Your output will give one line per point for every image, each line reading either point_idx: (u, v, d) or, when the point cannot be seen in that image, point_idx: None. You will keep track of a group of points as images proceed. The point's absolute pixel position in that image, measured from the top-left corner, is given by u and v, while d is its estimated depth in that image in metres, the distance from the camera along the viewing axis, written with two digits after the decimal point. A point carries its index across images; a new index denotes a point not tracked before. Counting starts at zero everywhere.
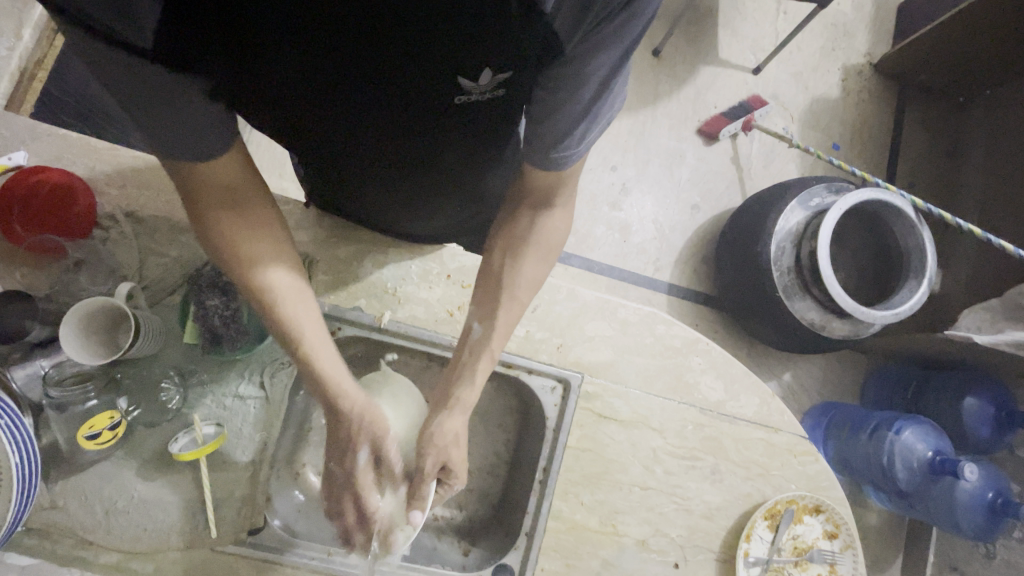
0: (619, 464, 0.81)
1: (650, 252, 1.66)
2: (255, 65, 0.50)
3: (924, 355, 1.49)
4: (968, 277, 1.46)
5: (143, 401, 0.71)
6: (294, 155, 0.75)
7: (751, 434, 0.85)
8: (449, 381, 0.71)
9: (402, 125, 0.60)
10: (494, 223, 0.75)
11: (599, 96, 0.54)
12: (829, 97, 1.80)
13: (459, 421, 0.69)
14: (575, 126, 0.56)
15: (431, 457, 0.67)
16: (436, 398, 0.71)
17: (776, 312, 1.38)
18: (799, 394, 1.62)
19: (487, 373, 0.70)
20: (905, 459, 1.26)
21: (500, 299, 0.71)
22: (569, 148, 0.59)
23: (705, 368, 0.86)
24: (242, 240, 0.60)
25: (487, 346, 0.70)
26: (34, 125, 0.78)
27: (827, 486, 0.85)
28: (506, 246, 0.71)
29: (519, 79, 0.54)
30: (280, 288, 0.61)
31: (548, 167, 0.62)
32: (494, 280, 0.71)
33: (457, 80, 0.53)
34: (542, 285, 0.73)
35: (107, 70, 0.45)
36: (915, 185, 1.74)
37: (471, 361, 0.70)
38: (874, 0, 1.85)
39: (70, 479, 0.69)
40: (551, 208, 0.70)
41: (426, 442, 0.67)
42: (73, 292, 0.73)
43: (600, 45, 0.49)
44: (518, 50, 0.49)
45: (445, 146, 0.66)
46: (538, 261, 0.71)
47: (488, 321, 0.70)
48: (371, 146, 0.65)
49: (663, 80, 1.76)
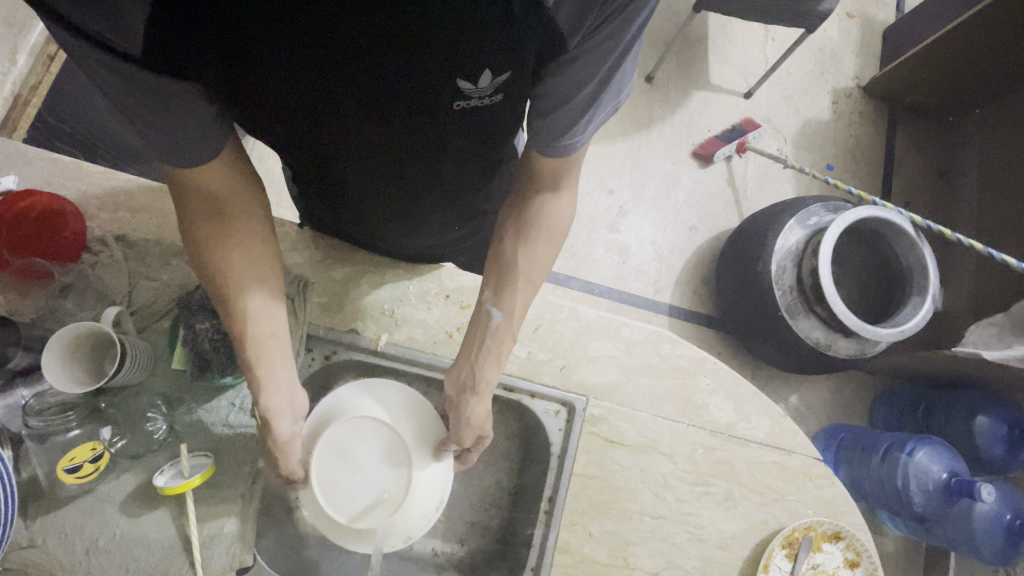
0: (628, 492, 0.78)
1: (650, 273, 1.65)
2: (245, 73, 0.49)
3: (932, 374, 1.46)
4: (969, 293, 1.45)
5: (128, 432, 0.68)
6: (289, 170, 0.74)
7: (764, 457, 0.81)
8: (472, 364, 0.69)
9: (396, 136, 0.59)
10: (501, 213, 0.73)
11: (603, 86, 0.54)
12: (821, 119, 1.82)
13: (487, 403, 0.68)
14: (579, 116, 0.56)
15: (469, 433, 0.67)
16: (458, 383, 0.70)
17: (779, 331, 1.36)
18: (806, 416, 1.59)
19: (510, 354, 0.71)
20: (921, 482, 1.21)
21: (514, 281, 0.69)
22: (576, 135, 0.58)
23: (713, 389, 0.83)
24: (220, 247, 0.59)
25: (508, 330, 0.70)
26: (25, 150, 0.77)
27: (846, 510, 0.81)
28: (518, 232, 0.69)
29: (519, 80, 0.53)
30: (246, 292, 0.61)
31: (554, 154, 0.62)
32: (505, 266, 0.70)
33: (456, 84, 0.52)
34: (550, 267, 0.71)
35: (103, 76, 0.44)
36: (911, 202, 1.75)
37: (493, 345, 0.69)
38: (860, 26, 1.90)
39: (48, 516, 0.64)
40: (558, 191, 0.68)
41: (467, 427, 0.66)
42: (60, 319, 0.70)
43: (603, 40, 0.49)
44: (518, 48, 0.49)
45: (444, 157, 0.65)
46: (549, 246, 0.69)
47: (508, 305, 0.69)
48: (362, 157, 0.63)
49: (656, 105, 1.78)
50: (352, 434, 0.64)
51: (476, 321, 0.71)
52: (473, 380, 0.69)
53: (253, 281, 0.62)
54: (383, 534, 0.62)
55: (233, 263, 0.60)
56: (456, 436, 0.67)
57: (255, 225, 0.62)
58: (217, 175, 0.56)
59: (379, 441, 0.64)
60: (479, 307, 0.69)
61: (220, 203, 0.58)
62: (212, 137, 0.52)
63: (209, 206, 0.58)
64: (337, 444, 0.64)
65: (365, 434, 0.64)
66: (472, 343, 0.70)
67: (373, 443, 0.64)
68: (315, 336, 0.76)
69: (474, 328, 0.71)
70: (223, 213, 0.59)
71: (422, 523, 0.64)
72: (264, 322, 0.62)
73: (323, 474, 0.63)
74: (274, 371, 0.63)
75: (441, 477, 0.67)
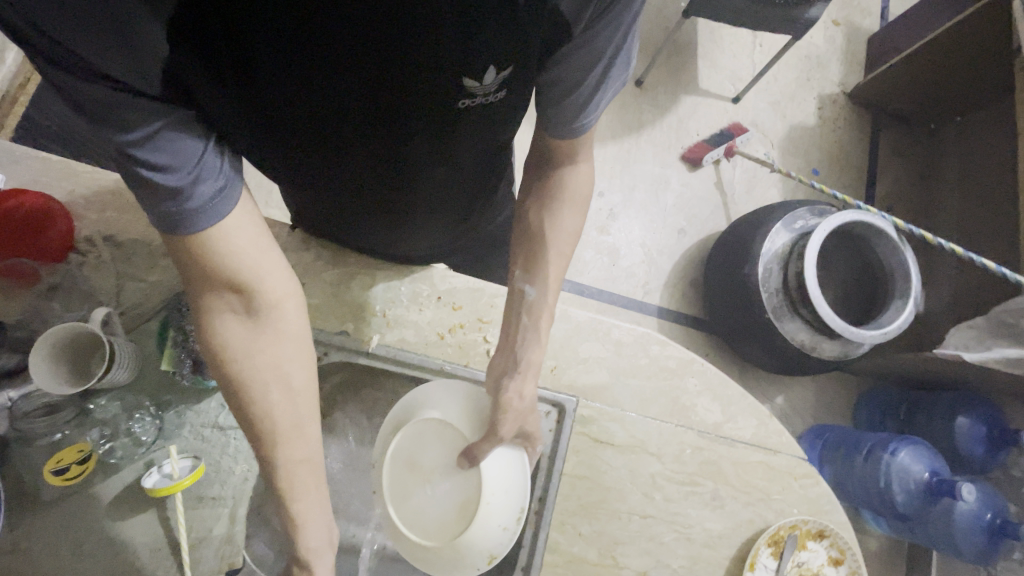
0: (617, 492, 0.79)
1: (639, 275, 1.67)
2: (252, 68, 0.50)
3: (914, 375, 1.49)
4: (950, 296, 1.49)
5: (115, 435, 0.67)
6: (281, 180, 0.75)
7: (750, 457, 0.83)
8: (512, 346, 0.72)
9: (402, 139, 0.61)
10: (519, 190, 0.77)
11: (608, 68, 0.58)
12: (806, 124, 1.85)
13: (532, 386, 0.71)
14: (589, 99, 0.60)
15: (509, 424, 0.66)
16: (502, 365, 0.72)
17: (765, 333, 1.38)
18: (792, 417, 1.61)
19: (548, 332, 0.73)
20: (903, 481, 1.25)
21: (545, 256, 0.73)
22: (587, 116, 0.63)
23: (701, 390, 0.84)
24: (233, 329, 0.59)
25: (543, 304, 0.73)
26: (11, 149, 0.75)
27: (829, 509, 0.82)
28: (542, 205, 0.73)
29: (521, 74, 0.56)
30: (260, 377, 0.60)
31: (565, 134, 0.66)
32: (534, 238, 0.74)
33: (462, 81, 0.54)
34: (578, 235, 0.75)
35: (107, 114, 0.45)
36: (894, 207, 1.79)
37: (529, 322, 0.72)
38: (845, 33, 1.93)
39: (32, 521, 0.64)
40: (574, 160, 0.71)
41: (504, 408, 0.67)
42: (45, 320, 0.69)
43: (611, 21, 0.53)
44: (525, 39, 0.51)
45: (446, 156, 0.66)
46: (574, 213, 0.74)
47: (541, 280, 0.73)
48: (369, 161, 0.65)
49: (646, 109, 1.80)
50: (417, 442, 0.69)
51: (510, 301, 0.74)
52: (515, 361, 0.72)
53: (267, 364, 0.60)
54: (463, 549, 0.63)
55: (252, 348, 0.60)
56: (493, 430, 0.66)
57: (282, 311, 0.61)
58: (240, 260, 0.56)
59: (443, 444, 0.69)
60: (512, 285, 0.73)
61: (244, 288, 0.57)
62: (230, 207, 0.54)
63: (233, 288, 0.57)
64: (402, 457, 0.69)
65: (432, 440, 0.69)
66: (510, 324, 0.73)
67: (440, 449, 0.69)
68: None
69: (509, 308, 0.74)
70: (248, 298, 0.58)
71: (503, 538, 0.64)
72: (275, 405, 0.61)
73: (397, 487, 0.69)
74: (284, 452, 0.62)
75: (515, 480, 0.66)
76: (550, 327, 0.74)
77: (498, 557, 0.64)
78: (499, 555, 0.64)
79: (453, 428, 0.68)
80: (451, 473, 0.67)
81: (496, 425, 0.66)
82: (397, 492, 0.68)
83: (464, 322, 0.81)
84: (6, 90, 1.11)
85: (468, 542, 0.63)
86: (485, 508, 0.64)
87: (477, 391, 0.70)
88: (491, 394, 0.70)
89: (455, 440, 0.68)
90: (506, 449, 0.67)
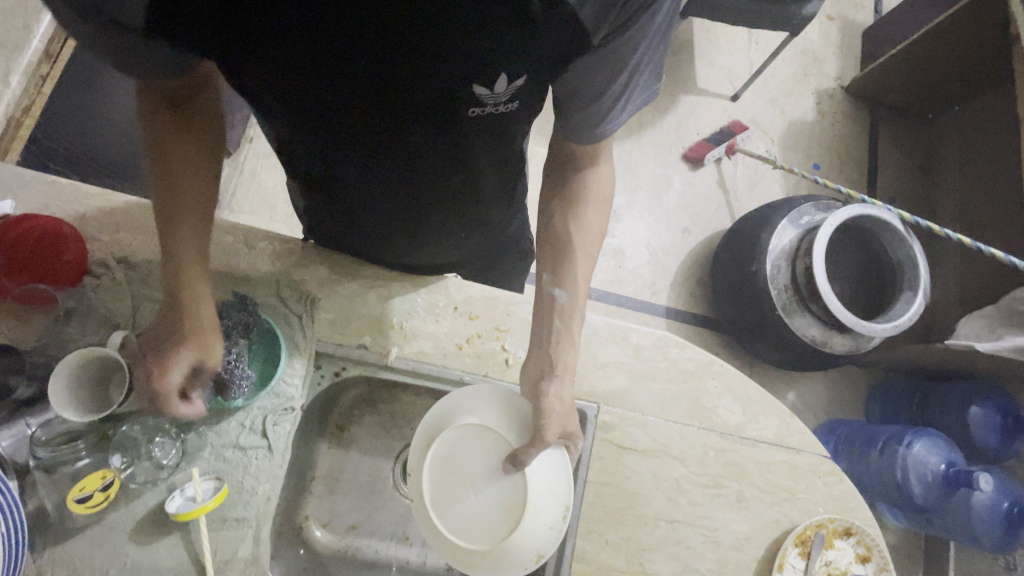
0: (642, 497, 0.78)
1: (646, 276, 1.67)
2: (261, 45, 0.51)
3: (926, 367, 1.49)
4: (958, 287, 1.49)
5: (136, 459, 0.66)
6: (292, 176, 0.75)
7: (773, 457, 0.82)
8: (546, 350, 0.70)
9: (408, 142, 0.61)
10: (540, 192, 0.74)
11: (632, 75, 0.57)
12: (805, 120, 1.86)
13: (568, 389, 0.69)
14: (612, 105, 0.60)
15: (552, 428, 0.64)
16: (537, 368, 0.70)
17: (776, 329, 1.38)
18: (805, 412, 1.61)
19: (580, 333, 0.72)
20: (920, 473, 1.24)
21: (572, 256, 0.71)
22: (611, 121, 0.62)
23: (721, 391, 0.84)
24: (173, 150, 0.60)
25: (575, 307, 0.71)
26: (21, 173, 0.75)
27: (854, 506, 0.82)
28: (567, 207, 0.71)
29: (532, 83, 0.57)
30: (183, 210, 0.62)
31: (588, 139, 0.65)
32: (561, 240, 0.72)
33: (472, 89, 0.54)
34: (601, 237, 0.73)
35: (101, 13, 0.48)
36: (896, 199, 1.79)
37: (562, 325, 0.70)
38: (840, 28, 1.94)
39: (56, 548, 0.63)
40: (592, 161, 0.70)
41: (546, 413, 0.65)
42: (62, 346, 0.68)
43: (635, 31, 0.52)
44: (538, 48, 0.52)
45: (450, 165, 0.66)
46: (599, 214, 0.72)
47: (570, 282, 0.71)
48: (375, 166, 0.66)
49: (646, 110, 1.81)
50: (458, 448, 0.66)
51: (540, 306, 0.72)
52: (551, 365, 0.70)
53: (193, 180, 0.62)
54: (513, 550, 0.62)
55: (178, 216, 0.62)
56: (538, 436, 0.63)
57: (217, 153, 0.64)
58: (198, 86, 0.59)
59: (484, 448, 0.66)
60: (541, 290, 0.71)
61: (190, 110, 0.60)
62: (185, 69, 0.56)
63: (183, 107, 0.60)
64: (445, 461, 0.66)
65: (473, 446, 0.66)
66: (542, 329, 0.71)
67: (482, 455, 0.66)
68: (324, 353, 0.75)
69: (538, 313, 0.72)
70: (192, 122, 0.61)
71: (550, 537, 0.63)
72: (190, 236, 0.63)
73: (439, 492, 0.66)
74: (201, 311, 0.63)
75: (562, 482, 0.65)
76: (582, 329, 0.73)
77: (544, 556, 0.63)
78: (546, 553, 0.63)
79: (494, 433, 0.65)
80: (496, 478, 0.65)
81: (539, 429, 0.64)
82: (439, 500, 0.66)
83: (481, 331, 0.80)
84: (10, 113, 0.99)
85: (516, 542, 0.62)
86: (533, 510, 0.63)
87: (513, 393, 0.67)
88: (529, 400, 0.67)
89: (498, 444, 0.65)
90: (550, 451, 0.65)
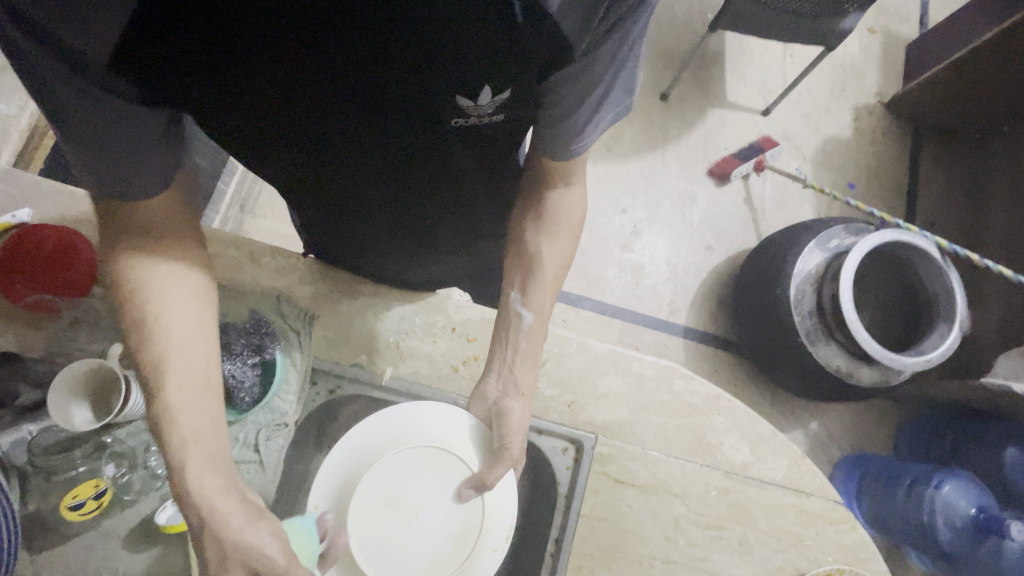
0: (638, 535, 0.75)
1: (664, 293, 1.62)
2: (235, 78, 0.49)
3: (962, 403, 1.39)
4: (1001, 319, 1.39)
5: (129, 467, 0.67)
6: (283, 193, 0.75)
7: (781, 500, 0.78)
8: (507, 369, 0.69)
9: (394, 152, 0.60)
10: (516, 210, 0.73)
11: (606, 92, 0.56)
12: (841, 136, 1.78)
13: (520, 406, 0.66)
14: (585, 122, 0.58)
15: (515, 440, 0.62)
16: (497, 387, 0.68)
17: (798, 358, 1.33)
18: (827, 445, 1.54)
19: (542, 355, 0.71)
20: (948, 518, 1.16)
21: (541, 281, 0.70)
22: (583, 138, 0.60)
23: (728, 428, 0.80)
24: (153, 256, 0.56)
25: (538, 331, 0.70)
26: (41, 183, 0.78)
27: (868, 558, 0.77)
28: (538, 229, 0.69)
29: (517, 99, 0.54)
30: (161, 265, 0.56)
31: (557, 155, 0.63)
32: (531, 261, 0.70)
33: (455, 100, 0.52)
34: (572, 262, 0.72)
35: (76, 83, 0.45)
36: (936, 223, 1.70)
37: (526, 344, 0.69)
38: (882, 41, 1.86)
39: (54, 549, 0.64)
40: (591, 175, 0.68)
41: (511, 430, 0.63)
42: (69, 353, 0.70)
43: (608, 50, 0.51)
44: (525, 57, 0.49)
45: (440, 176, 0.65)
46: (569, 238, 0.71)
47: (537, 304, 0.69)
48: (363, 175, 0.64)
49: (672, 124, 1.76)
50: (398, 475, 0.57)
51: (506, 326, 0.70)
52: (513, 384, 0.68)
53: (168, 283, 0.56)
54: None
55: (165, 286, 0.56)
56: (501, 455, 0.60)
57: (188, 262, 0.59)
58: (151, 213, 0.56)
59: (432, 473, 0.58)
60: (508, 311, 0.70)
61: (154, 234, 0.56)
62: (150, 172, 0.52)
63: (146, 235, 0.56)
64: (385, 492, 0.56)
65: (420, 473, 0.58)
66: (504, 350, 0.69)
67: (430, 481, 0.58)
68: (320, 369, 0.76)
69: (501, 331, 0.70)
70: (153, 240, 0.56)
71: (492, 560, 0.58)
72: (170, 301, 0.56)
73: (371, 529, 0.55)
74: (178, 415, 0.53)
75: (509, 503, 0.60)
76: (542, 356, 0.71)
77: None
78: None
79: (447, 454, 0.58)
80: (448, 506, 0.58)
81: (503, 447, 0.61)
82: (371, 539, 0.55)
83: (478, 354, 0.78)
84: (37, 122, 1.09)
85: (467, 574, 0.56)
86: (487, 535, 0.58)
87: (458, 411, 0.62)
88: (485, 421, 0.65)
89: (450, 468, 0.58)
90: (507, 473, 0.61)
